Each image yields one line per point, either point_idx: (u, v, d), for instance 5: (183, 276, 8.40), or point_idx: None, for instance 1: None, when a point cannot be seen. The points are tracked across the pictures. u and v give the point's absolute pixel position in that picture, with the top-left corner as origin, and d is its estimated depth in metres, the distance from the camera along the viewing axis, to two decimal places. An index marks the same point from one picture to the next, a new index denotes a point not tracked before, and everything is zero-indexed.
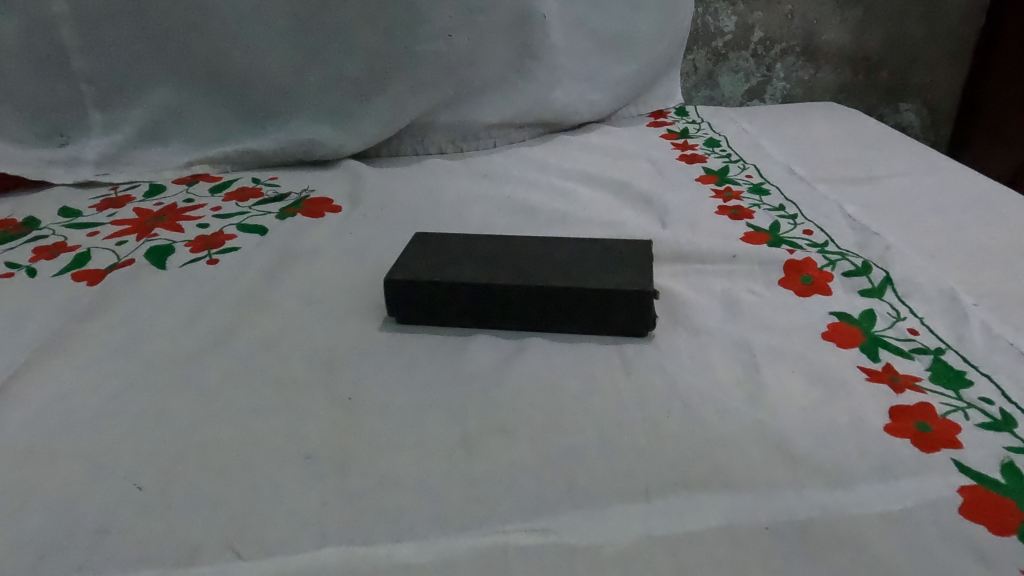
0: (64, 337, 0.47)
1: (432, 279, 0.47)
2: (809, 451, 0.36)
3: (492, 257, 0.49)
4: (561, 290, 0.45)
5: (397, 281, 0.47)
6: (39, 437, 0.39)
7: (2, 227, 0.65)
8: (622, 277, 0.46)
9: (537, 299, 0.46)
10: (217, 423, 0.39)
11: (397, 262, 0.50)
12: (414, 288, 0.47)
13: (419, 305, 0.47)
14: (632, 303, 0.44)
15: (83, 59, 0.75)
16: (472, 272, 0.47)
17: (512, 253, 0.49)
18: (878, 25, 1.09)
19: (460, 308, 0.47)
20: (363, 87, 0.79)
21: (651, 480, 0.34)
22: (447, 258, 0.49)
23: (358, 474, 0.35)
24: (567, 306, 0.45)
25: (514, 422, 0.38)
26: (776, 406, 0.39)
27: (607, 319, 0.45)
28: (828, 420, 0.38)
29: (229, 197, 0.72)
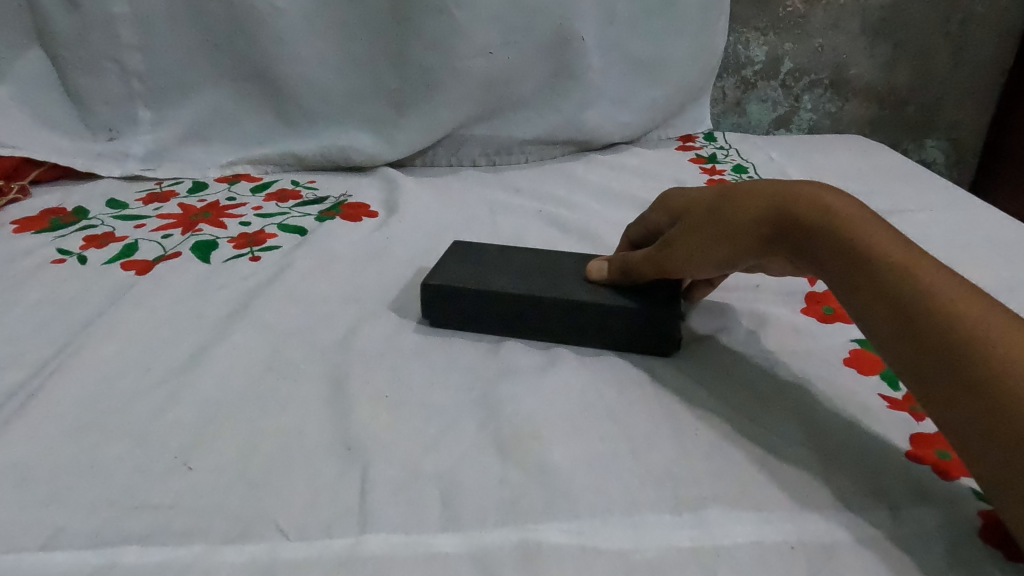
0: (116, 322, 0.49)
1: (467, 287, 0.48)
2: (830, 472, 0.37)
3: (525, 268, 0.51)
4: (596, 305, 0.47)
5: (434, 285, 0.49)
6: (94, 415, 0.41)
7: (53, 215, 0.68)
8: (653, 296, 0.47)
9: (569, 312, 0.47)
10: (262, 411, 0.41)
11: (434, 267, 0.52)
12: (446, 292, 0.49)
13: (453, 311, 0.49)
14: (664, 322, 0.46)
15: (138, 58, 0.78)
16: (505, 281, 0.49)
17: (544, 267, 0.51)
18: (907, 62, 1.10)
19: (491, 315, 0.49)
20: (403, 98, 0.81)
21: (680, 494, 0.35)
22: (482, 267, 0.51)
23: (396, 467, 0.37)
24: (598, 320, 0.47)
25: (548, 429, 0.40)
26: (800, 427, 0.40)
27: (637, 335, 0.47)
28: (850, 443, 0.39)
29: (269, 197, 0.74)
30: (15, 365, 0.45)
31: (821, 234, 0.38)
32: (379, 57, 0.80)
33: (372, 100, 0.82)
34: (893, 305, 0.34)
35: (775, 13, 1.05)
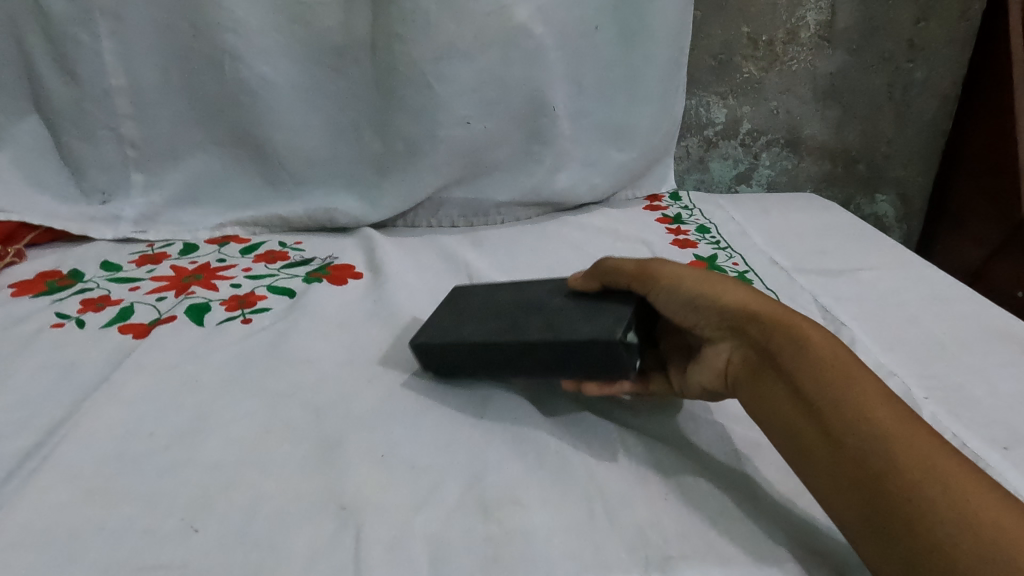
0: (118, 388, 0.52)
1: (443, 341, 0.51)
2: (769, 527, 0.41)
3: (495, 316, 0.53)
4: (542, 346, 0.47)
5: (418, 346, 0.52)
6: (102, 479, 0.43)
7: (49, 278, 0.71)
8: (597, 324, 0.47)
9: (526, 353, 0.48)
10: (262, 474, 0.44)
11: (427, 326, 0.55)
12: (426, 350, 0.52)
13: (441, 363, 0.52)
14: (602, 350, 0.45)
15: (133, 126, 0.82)
16: (474, 332, 0.51)
17: (520, 313, 0.52)
18: (855, 123, 1.19)
19: (469, 364, 0.51)
20: (385, 163, 0.86)
21: (650, 552, 0.39)
22: (459, 324, 0.54)
23: (388, 527, 0.40)
24: (552, 359, 0.47)
25: (528, 492, 0.43)
26: (740, 489, 0.44)
27: (590, 366, 0.46)
28: (804, 503, 0.43)
29: (259, 259, 0.78)
30: (22, 431, 0.48)
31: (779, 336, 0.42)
32: (363, 126, 0.85)
33: (356, 165, 0.87)
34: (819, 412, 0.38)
35: (733, 79, 1.13)
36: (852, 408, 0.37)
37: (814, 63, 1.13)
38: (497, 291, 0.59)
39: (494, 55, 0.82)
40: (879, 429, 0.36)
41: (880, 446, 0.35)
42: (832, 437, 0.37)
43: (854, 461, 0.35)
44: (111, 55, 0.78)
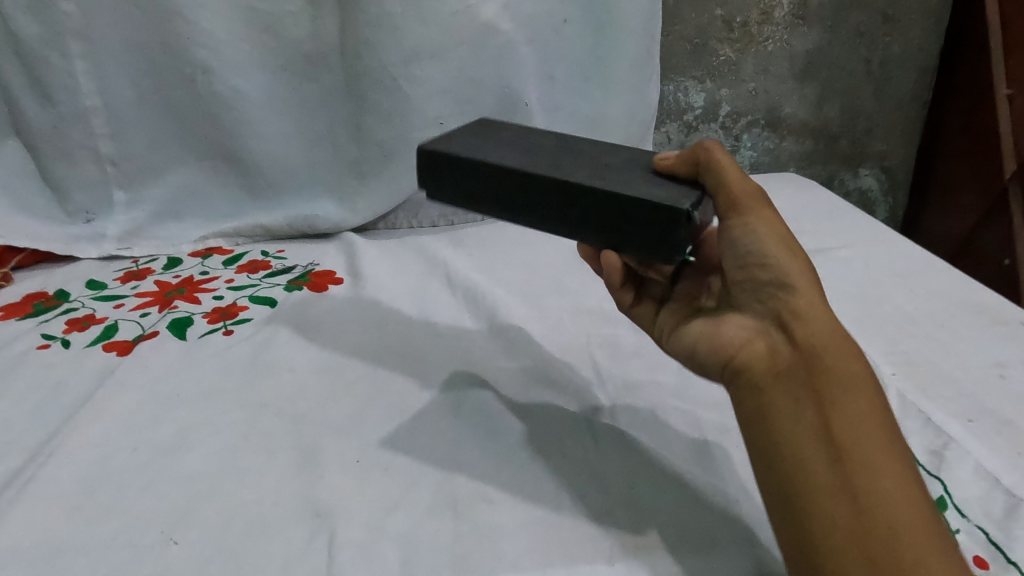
0: (101, 405, 0.53)
1: (467, 156, 0.49)
2: (720, 534, 0.41)
3: (541, 155, 0.50)
4: (600, 194, 0.44)
5: (428, 151, 0.50)
6: (86, 495, 0.45)
7: (36, 299, 0.73)
8: (665, 193, 0.45)
9: (567, 198, 0.46)
10: (240, 483, 0.45)
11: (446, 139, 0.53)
12: (450, 159, 0.50)
13: (449, 182, 0.50)
14: (665, 216, 0.43)
15: (111, 144, 0.83)
16: (508, 159, 0.49)
17: (554, 154, 0.50)
18: (834, 99, 1.18)
19: (488, 194, 0.49)
20: (362, 167, 0.87)
21: (615, 544, 0.40)
22: (494, 146, 0.52)
23: (360, 530, 0.42)
24: (596, 207, 0.45)
25: (497, 490, 0.45)
26: (697, 493, 0.44)
27: (638, 230, 0.44)
28: None
29: (241, 269, 0.79)
30: (9, 452, 0.49)
31: (830, 366, 0.40)
32: (338, 131, 0.86)
33: (334, 171, 0.88)
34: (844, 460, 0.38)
35: (709, 62, 1.12)
36: (879, 476, 0.37)
37: (790, 41, 1.12)
38: (525, 130, 0.57)
39: (462, 55, 0.83)
40: (898, 506, 0.37)
41: (892, 520, 0.36)
42: (850, 482, 0.37)
43: (868, 519, 0.36)
44: (84, 75, 0.79)
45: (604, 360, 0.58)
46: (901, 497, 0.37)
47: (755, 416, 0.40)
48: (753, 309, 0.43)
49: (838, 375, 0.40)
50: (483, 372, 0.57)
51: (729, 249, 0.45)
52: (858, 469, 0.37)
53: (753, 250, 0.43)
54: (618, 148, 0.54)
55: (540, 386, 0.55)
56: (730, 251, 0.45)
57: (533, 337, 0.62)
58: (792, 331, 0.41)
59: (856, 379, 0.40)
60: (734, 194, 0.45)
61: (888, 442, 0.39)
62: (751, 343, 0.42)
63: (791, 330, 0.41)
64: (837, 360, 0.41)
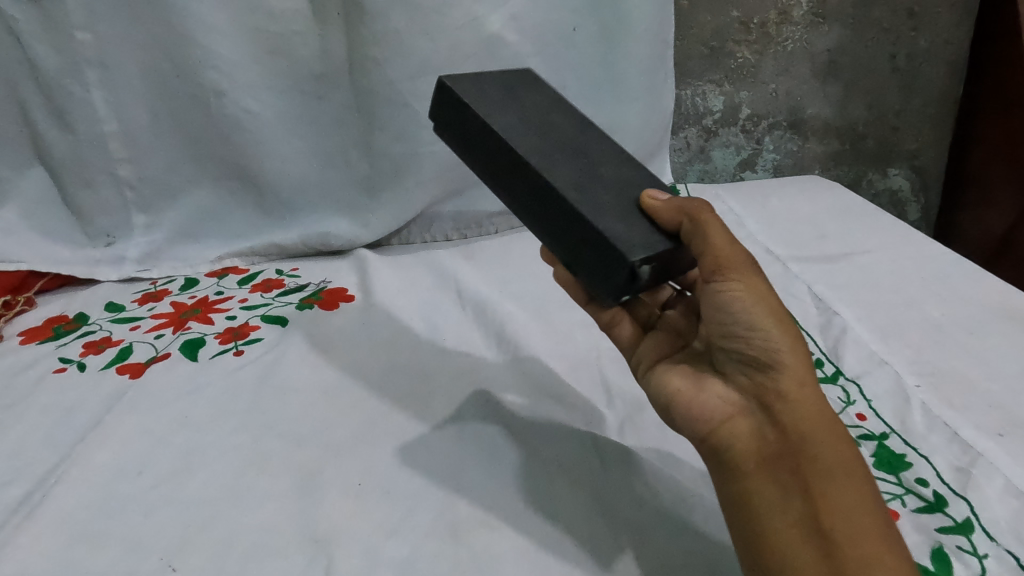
0: (110, 429, 0.54)
1: (471, 108, 0.49)
2: (721, 558, 0.41)
3: (557, 146, 0.49)
4: (569, 211, 0.44)
5: (445, 86, 0.51)
6: (90, 521, 0.45)
7: (56, 323, 0.74)
8: (632, 232, 0.43)
9: (540, 196, 0.46)
10: (241, 508, 0.45)
11: (472, 82, 0.53)
12: (463, 106, 0.50)
13: (452, 128, 0.51)
14: (612, 259, 0.42)
15: (129, 169, 0.84)
16: (512, 130, 0.49)
17: (555, 144, 0.49)
18: (860, 99, 1.15)
19: (480, 152, 0.49)
20: (374, 184, 0.87)
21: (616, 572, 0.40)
22: (511, 110, 0.51)
23: (359, 556, 0.41)
24: (559, 219, 0.45)
25: (500, 514, 0.44)
26: (703, 517, 0.43)
27: (592, 261, 0.44)
28: None
29: (255, 288, 0.80)
30: (19, 478, 0.50)
31: (816, 448, 0.41)
32: (350, 149, 0.86)
33: (347, 189, 0.88)
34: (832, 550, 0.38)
35: (727, 65, 1.09)
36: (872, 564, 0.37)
37: (811, 41, 1.09)
38: (560, 103, 0.55)
39: (471, 68, 0.82)
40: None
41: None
42: (839, 573, 0.37)
43: None
44: (102, 102, 0.80)
45: (614, 375, 0.57)
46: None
47: (738, 499, 0.40)
48: (738, 385, 0.44)
49: (825, 462, 0.41)
50: (490, 389, 0.56)
51: (714, 314, 0.44)
52: (846, 556, 0.38)
53: (737, 322, 0.43)
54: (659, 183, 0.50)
55: (547, 403, 0.54)
56: (713, 318, 0.44)
57: (542, 352, 0.61)
58: (777, 411, 0.42)
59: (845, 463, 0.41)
60: (722, 258, 0.43)
61: (880, 529, 0.39)
62: (733, 419, 0.43)
63: (774, 410, 0.42)
64: (823, 444, 0.41)
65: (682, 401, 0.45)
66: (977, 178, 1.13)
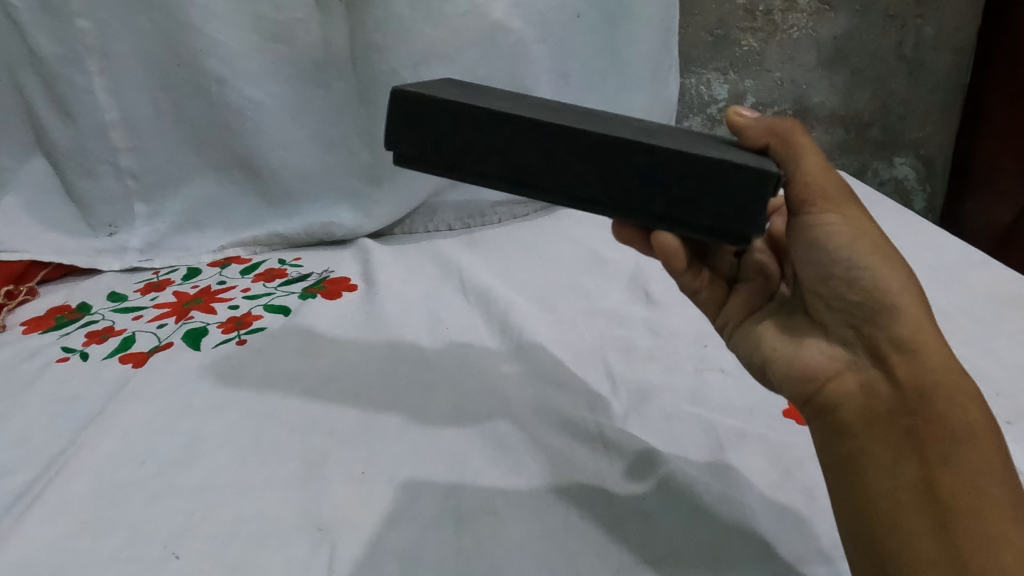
0: (113, 418, 0.54)
1: (465, 103, 0.42)
2: (728, 548, 0.40)
3: (553, 112, 0.44)
4: (661, 154, 0.39)
5: (408, 95, 0.43)
6: (93, 508, 0.45)
7: (59, 313, 0.74)
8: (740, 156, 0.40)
9: (609, 158, 0.40)
10: (244, 496, 0.45)
11: (429, 87, 0.45)
12: (443, 110, 0.42)
13: (439, 138, 0.43)
14: (745, 181, 0.38)
15: (131, 158, 0.84)
16: (530, 110, 0.43)
17: (568, 112, 0.45)
18: (865, 87, 1.14)
19: (499, 145, 0.41)
20: (377, 173, 0.87)
21: (622, 560, 0.39)
22: (498, 97, 0.45)
23: (362, 544, 0.41)
24: (652, 168, 0.40)
25: (503, 502, 0.43)
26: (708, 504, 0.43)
27: (716, 199, 0.39)
28: (785, 501, 0.43)
29: (258, 278, 0.79)
30: (22, 466, 0.50)
31: (942, 407, 0.38)
32: (352, 138, 0.86)
33: (349, 178, 0.88)
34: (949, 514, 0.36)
35: (731, 53, 1.09)
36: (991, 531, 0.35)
37: (816, 28, 1.08)
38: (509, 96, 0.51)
39: (472, 56, 0.82)
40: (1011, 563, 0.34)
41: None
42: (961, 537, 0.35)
43: None
44: (102, 91, 0.80)
45: (618, 364, 0.57)
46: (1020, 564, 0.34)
47: (846, 459, 0.40)
48: (844, 337, 0.43)
49: (951, 426, 0.38)
50: (494, 379, 0.56)
51: (810, 250, 0.43)
52: (965, 523, 0.36)
53: (845, 264, 0.42)
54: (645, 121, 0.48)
55: (552, 392, 0.53)
56: (815, 258, 0.43)
57: (545, 341, 0.60)
58: (892, 362, 0.40)
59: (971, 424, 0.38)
60: (827, 192, 0.43)
61: (1008, 500, 0.36)
62: (840, 375, 0.41)
63: (889, 363, 0.40)
64: (946, 396, 0.39)
65: (785, 354, 0.44)
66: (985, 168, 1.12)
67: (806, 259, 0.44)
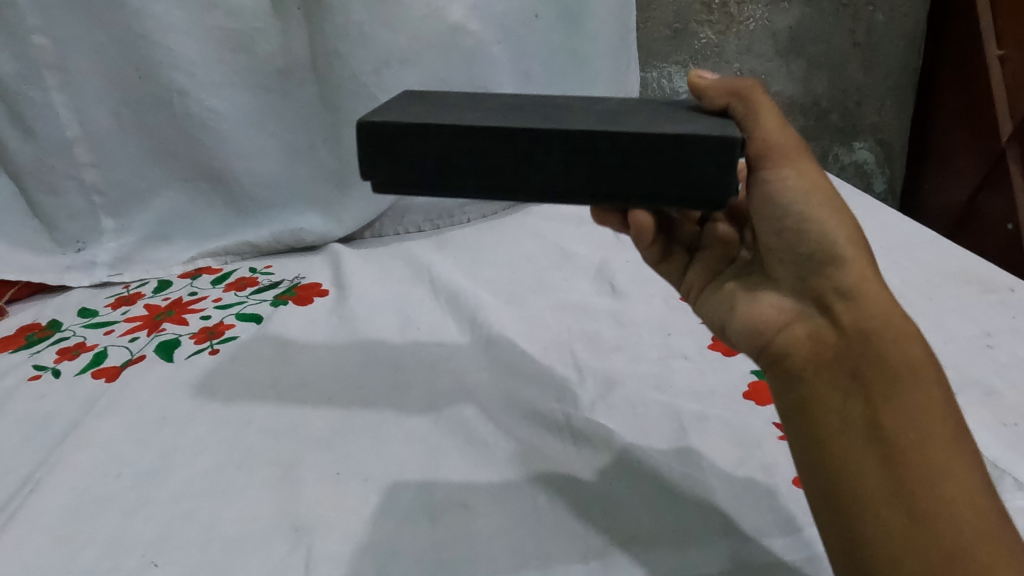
0: (87, 433, 0.54)
1: (424, 123, 0.42)
2: (692, 529, 0.41)
3: (513, 112, 0.44)
4: (628, 139, 0.40)
5: (362, 123, 0.42)
6: (70, 523, 0.45)
7: (29, 331, 0.74)
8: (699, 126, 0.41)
9: (580, 149, 0.40)
10: (221, 502, 0.46)
11: (380, 109, 0.45)
12: (405, 133, 0.42)
13: (402, 160, 0.43)
14: (715, 152, 0.39)
15: (96, 173, 0.84)
16: (489, 117, 0.43)
17: (526, 110, 0.45)
18: (822, 74, 1.16)
19: (468, 159, 0.42)
20: (344, 178, 0.88)
21: (591, 543, 0.41)
22: (454, 109, 0.45)
23: (338, 542, 0.42)
24: (624, 155, 0.40)
25: (476, 495, 0.45)
26: (673, 485, 0.44)
27: (687, 175, 0.40)
28: (745, 477, 0.45)
29: (229, 287, 0.80)
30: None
31: (884, 345, 0.39)
32: (318, 144, 0.86)
33: (317, 184, 0.89)
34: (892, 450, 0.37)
35: (691, 45, 1.10)
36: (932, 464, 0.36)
37: (772, 18, 1.10)
38: (458, 97, 0.51)
39: (433, 58, 0.83)
40: (950, 491, 0.36)
41: (948, 507, 0.35)
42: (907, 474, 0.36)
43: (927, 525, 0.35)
44: (63, 107, 0.80)
45: (585, 355, 0.58)
46: (959, 491, 0.36)
47: (799, 408, 0.40)
48: (794, 286, 0.43)
49: (897, 369, 0.38)
50: (464, 376, 0.57)
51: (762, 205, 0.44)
52: (907, 457, 0.37)
53: (793, 214, 0.42)
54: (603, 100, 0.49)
55: (521, 385, 0.55)
56: (766, 212, 0.44)
57: (514, 336, 0.62)
58: (837, 309, 0.40)
59: (913, 360, 0.39)
60: (773, 143, 0.43)
61: (948, 429, 0.38)
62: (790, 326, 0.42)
63: (835, 311, 0.40)
64: (893, 338, 0.39)
65: (743, 309, 0.45)
66: (942, 152, 1.17)
67: (759, 213, 0.44)
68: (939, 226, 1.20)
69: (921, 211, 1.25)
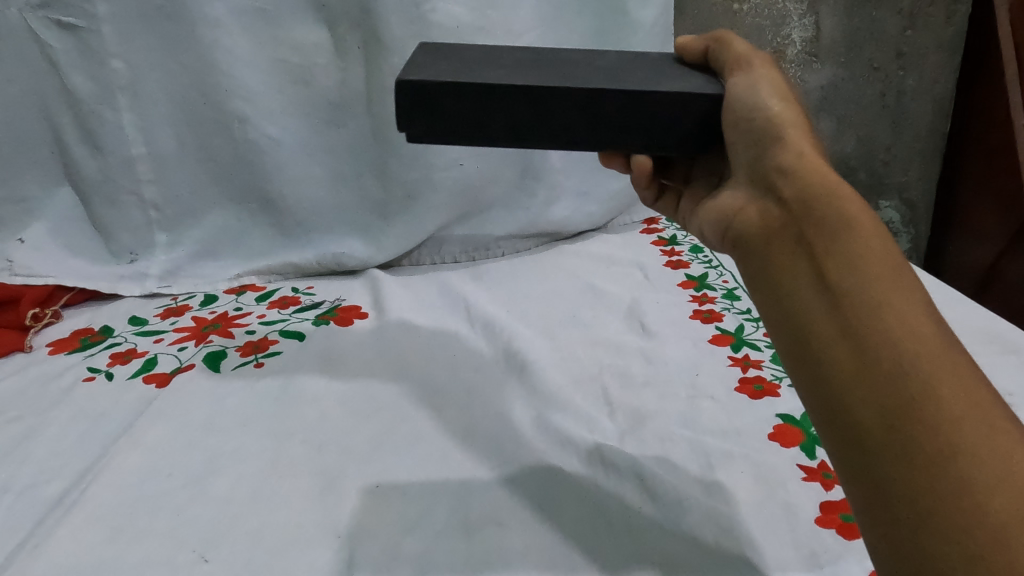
0: (140, 434, 0.57)
1: (458, 82, 0.46)
2: (717, 565, 0.43)
3: (531, 68, 0.49)
4: (638, 96, 0.46)
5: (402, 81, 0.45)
6: (125, 517, 0.48)
7: (82, 335, 0.78)
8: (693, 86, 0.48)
9: (596, 102, 0.46)
10: (267, 506, 0.48)
11: (409, 66, 0.48)
12: (438, 92, 0.46)
13: (437, 116, 0.46)
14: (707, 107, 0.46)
15: (154, 190, 0.88)
16: (514, 75, 0.47)
17: (541, 64, 0.49)
18: (851, 133, 1.20)
19: (497, 113, 0.46)
20: (387, 207, 0.92)
21: (619, 568, 0.43)
22: (478, 64, 0.49)
23: (377, 551, 0.44)
24: (632, 108, 0.46)
25: (510, 516, 0.47)
26: (698, 518, 0.46)
27: (681, 126, 0.47)
28: (769, 514, 0.46)
29: (272, 305, 0.83)
30: (56, 478, 0.53)
31: (823, 204, 0.36)
32: (365, 174, 0.91)
33: (361, 211, 0.93)
34: (842, 303, 0.33)
35: None
36: (887, 314, 0.32)
37: (804, 77, 1.14)
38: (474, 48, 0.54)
39: None
40: (906, 336, 0.31)
41: (908, 355, 0.30)
42: (851, 311, 0.32)
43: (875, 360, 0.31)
44: (131, 126, 0.85)
45: (616, 390, 0.60)
46: (904, 325, 0.31)
47: (758, 279, 0.38)
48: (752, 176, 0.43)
49: (830, 214, 0.36)
50: (499, 404, 0.59)
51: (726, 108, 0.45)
52: (850, 299, 0.33)
53: (745, 104, 0.44)
54: (605, 53, 0.54)
55: (554, 415, 0.57)
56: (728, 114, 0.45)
57: (547, 367, 0.64)
58: (779, 182, 0.39)
59: (850, 215, 0.35)
60: (739, 60, 0.48)
61: (896, 277, 0.33)
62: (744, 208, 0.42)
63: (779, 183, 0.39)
64: (829, 191, 0.37)
65: (712, 207, 0.47)
66: (968, 213, 1.17)
67: (723, 122, 0.46)
68: (963, 288, 1.20)
69: (947, 271, 1.25)
